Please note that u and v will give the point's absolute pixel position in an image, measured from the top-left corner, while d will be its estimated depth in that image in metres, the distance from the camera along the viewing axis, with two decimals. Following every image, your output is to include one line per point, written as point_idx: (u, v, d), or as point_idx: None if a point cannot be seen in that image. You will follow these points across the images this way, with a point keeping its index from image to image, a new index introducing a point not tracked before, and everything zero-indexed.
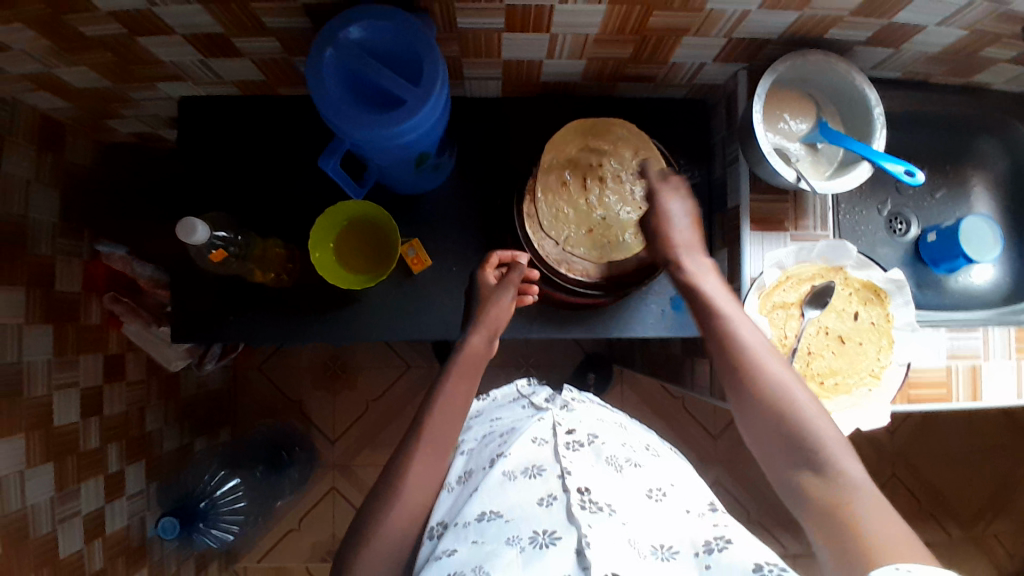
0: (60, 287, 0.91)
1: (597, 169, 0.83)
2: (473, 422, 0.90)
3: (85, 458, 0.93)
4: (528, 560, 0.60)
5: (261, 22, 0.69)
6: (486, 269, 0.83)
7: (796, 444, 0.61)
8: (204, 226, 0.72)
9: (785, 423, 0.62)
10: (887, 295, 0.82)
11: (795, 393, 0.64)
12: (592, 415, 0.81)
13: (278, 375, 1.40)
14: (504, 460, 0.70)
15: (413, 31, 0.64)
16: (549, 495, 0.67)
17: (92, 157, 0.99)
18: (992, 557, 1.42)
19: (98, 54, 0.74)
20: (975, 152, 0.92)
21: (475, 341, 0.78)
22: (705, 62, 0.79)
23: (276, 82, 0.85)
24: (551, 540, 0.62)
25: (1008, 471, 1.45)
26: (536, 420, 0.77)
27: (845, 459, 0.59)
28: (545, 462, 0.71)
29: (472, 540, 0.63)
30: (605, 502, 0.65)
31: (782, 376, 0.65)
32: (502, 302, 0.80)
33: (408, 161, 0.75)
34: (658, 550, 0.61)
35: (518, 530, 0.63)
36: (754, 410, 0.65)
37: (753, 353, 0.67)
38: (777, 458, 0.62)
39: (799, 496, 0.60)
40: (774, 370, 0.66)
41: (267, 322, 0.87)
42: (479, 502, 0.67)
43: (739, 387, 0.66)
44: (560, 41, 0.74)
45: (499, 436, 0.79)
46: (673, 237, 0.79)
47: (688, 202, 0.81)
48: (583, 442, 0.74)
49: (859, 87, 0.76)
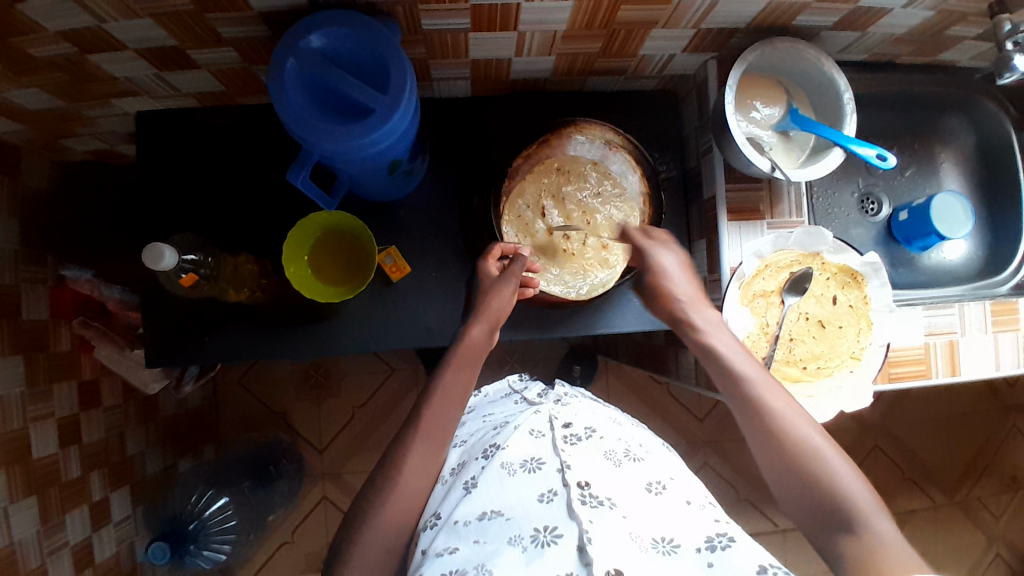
0: (27, 316, 0.88)
1: (564, 259, 0.84)
2: (466, 419, 0.88)
3: (68, 488, 0.90)
4: (530, 559, 0.58)
5: (218, 33, 0.67)
6: (488, 260, 0.79)
7: (825, 503, 0.60)
8: (172, 251, 0.70)
9: (814, 487, 0.61)
10: (864, 278, 0.82)
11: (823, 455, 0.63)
12: (587, 409, 0.80)
13: (259, 388, 1.37)
14: (502, 452, 0.69)
15: (376, 36, 0.62)
16: (549, 490, 0.64)
17: (49, 179, 0.95)
18: (974, 518, 1.46)
19: (49, 75, 0.71)
20: (943, 129, 0.93)
21: (475, 332, 0.77)
22: (674, 53, 0.79)
23: (238, 94, 0.83)
24: (553, 538, 0.59)
25: (988, 436, 1.48)
26: (532, 413, 0.76)
27: (878, 520, 0.58)
28: (544, 456, 0.68)
29: (473, 540, 0.61)
30: (605, 497, 0.63)
31: (807, 437, 0.64)
32: (504, 293, 0.77)
33: (381, 168, 0.74)
34: (659, 544, 0.59)
35: (519, 529, 0.61)
36: (784, 474, 0.64)
37: (779, 414, 0.66)
38: (811, 524, 0.61)
39: (833, 560, 0.58)
40: (800, 432, 0.65)
41: (247, 339, 0.85)
42: (479, 500, 0.64)
43: (767, 451, 0.65)
44: (529, 38, 0.73)
45: (494, 429, 0.78)
46: (675, 293, 0.81)
47: (681, 254, 0.84)
48: (581, 437, 0.72)
49: (828, 72, 0.76)
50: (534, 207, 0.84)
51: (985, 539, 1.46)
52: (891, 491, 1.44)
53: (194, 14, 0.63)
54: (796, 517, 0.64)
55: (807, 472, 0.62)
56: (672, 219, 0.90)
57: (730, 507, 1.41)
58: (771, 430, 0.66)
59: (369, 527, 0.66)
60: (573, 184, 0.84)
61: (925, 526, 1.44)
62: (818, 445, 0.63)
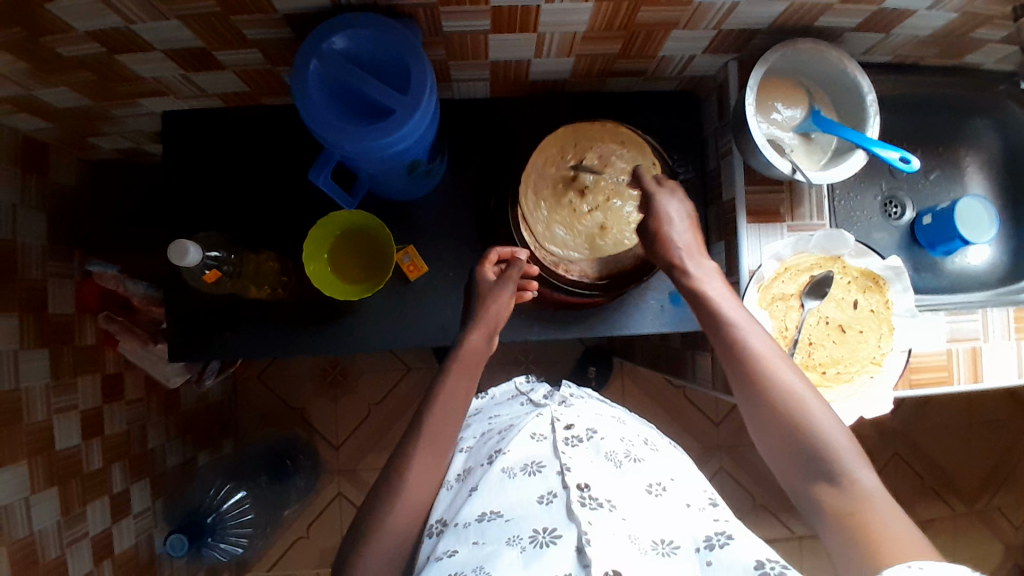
0: (53, 310, 0.90)
1: (595, 248, 0.82)
2: (471, 421, 0.88)
3: (89, 480, 0.92)
4: (528, 560, 0.56)
5: (243, 34, 0.68)
6: (486, 264, 0.81)
7: (811, 453, 0.60)
8: (196, 248, 0.71)
9: (797, 433, 0.61)
10: (886, 283, 0.81)
11: (806, 399, 0.63)
12: (590, 409, 0.77)
13: (277, 383, 1.39)
14: (502, 457, 0.67)
15: (398, 37, 0.63)
16: (548, 493, 0.63)
17: (77, 176, 0.97)
18: (994, 528, 1.44)
19: (78, 74, 0.73)
20: (968, 133, 0.92)
21: (473, 339, 0.77)
22: (695, 55, 0.79)
23: (261, 93, 0.84)
24: (551, 538, 0.58)
25: (1010, 445, 1.46)
26: (534, 415, 0.74)
27: (860, 469, 0.58)
28: (544, 458, 0.67)
29: (473, 541, 0.60)
30: (605, 498, 0.61)
31: (791, 382, 0.64)
32: (503, 296, 0.78)
33: (399, 168, 0.75)
34: (659, 546, 0.58)
35: (518, 530, 0.60)
36: (766, 418, 0.64)
37: (763, 358, 0.66)
38: (792, 471, 0.62)
39: (814, 509, 0.59)
40: (783, 377, 0.64)
41: (265, 335, 0.86)
42: (479, 502, 0.63)
43: (751, 394, 0.65)
44: (548, 39, 0.73)
45: (499, 433, 0.76)
46: (674, 243, 0.76)
47: (688, 207, 0.79)
48: (582, 438, 0.70)
49: (852, 74, 0.75)
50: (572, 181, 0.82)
51: (1005, 550, 1.44)
52: (908, 499, 1.42)
53: (219, 15, 0.64)
54: (773, 460, 0.64)
55: (791, 418, 0.62)
56: None
57: (744, 511, 1.40)
58: (755, 375, 0.65)
59: (383, 525, 0.66)
60: (625, 159, 0.83)
61: (944, 534, 1.42)
62: (801, 390, 0.63)
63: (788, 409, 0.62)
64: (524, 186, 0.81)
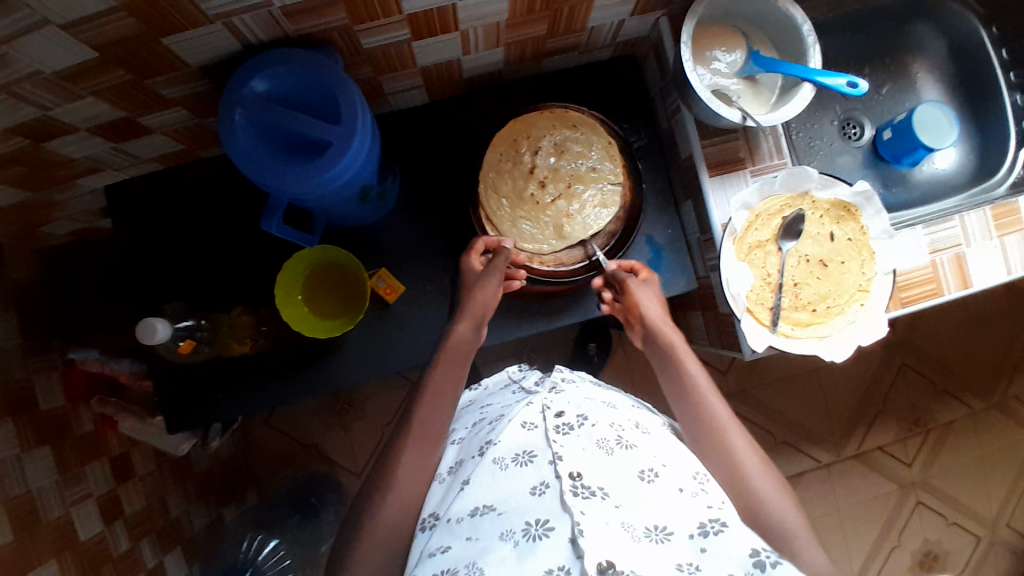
0: (44, 405, 0.88)
1: (564, 236, 0.80)
2: (463, 413, 0.85)
3: (121, 561, 0.91)
4: (521, 555, 0.55)
5: (163, 95, 0.66)
6: (471, 254, 0.78)
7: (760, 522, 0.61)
8: (163, 322, 0.71)
9: (749, 500, 0.62)
10: (857, 210, 0.80)
11: (755, 466, 0.65)
12: (580, 394, 0.76)
13: (285, 424, 1.39)
14: (493, 447, 0.65)
15: (320, 66, 0.61)
16: (540, 484, 0.61)
17: (36, 268, 0.95)
18: (1017, 416, 1.44)
19: (10, 170, 0.71)
20: (911, 39, 0.91)
21: (460, 328, 0.75)
22: (623, 19, 0.77)
23: (198, 147, 0.82)
24: (544, 531, 0.56)
25: (1015, 332, 1.46)
26: (524, 404, 0.71)
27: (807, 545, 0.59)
28: (537, 448, 0.65)
29: (465, 537, 0.58)
30: (598, 486, 0.60)
31: (742, 446, 0.66)
32: (490, 285, 0.77)
33: (350, 197, 0.73)
34: (652, 533, 0.57)
35: (511, 524, 0.58)
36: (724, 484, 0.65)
37: (721, 423, 0.68)
38: None
39: None
40: (737, 441, 0.67)
41: (259, 387, 0.85)
42: (471, 497, 0.61)
43: (711, 458, 0.67)
44: (472, 35, 0.71)
45: (488, 424, 0.73)
46: (644, 316, 0.78)
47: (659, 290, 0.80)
48: (574, 426, 0.68)
49: (783, 8, 0.73)
50: (529, 172, 0.81)
51: None
52: (927, 405, 1.43)
53: (134, 82, 0.62)
54: None
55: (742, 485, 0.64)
56: (654, 184, 0.89)
57: (770, 450, 1.39)
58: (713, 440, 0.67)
59: None
60: (581, 144, 0.81)
61: (967, 431, 1.43)
62: (752, 456, 0.66)
63: (736, 477, 0.64)
64: (484, 187, 0.81)
